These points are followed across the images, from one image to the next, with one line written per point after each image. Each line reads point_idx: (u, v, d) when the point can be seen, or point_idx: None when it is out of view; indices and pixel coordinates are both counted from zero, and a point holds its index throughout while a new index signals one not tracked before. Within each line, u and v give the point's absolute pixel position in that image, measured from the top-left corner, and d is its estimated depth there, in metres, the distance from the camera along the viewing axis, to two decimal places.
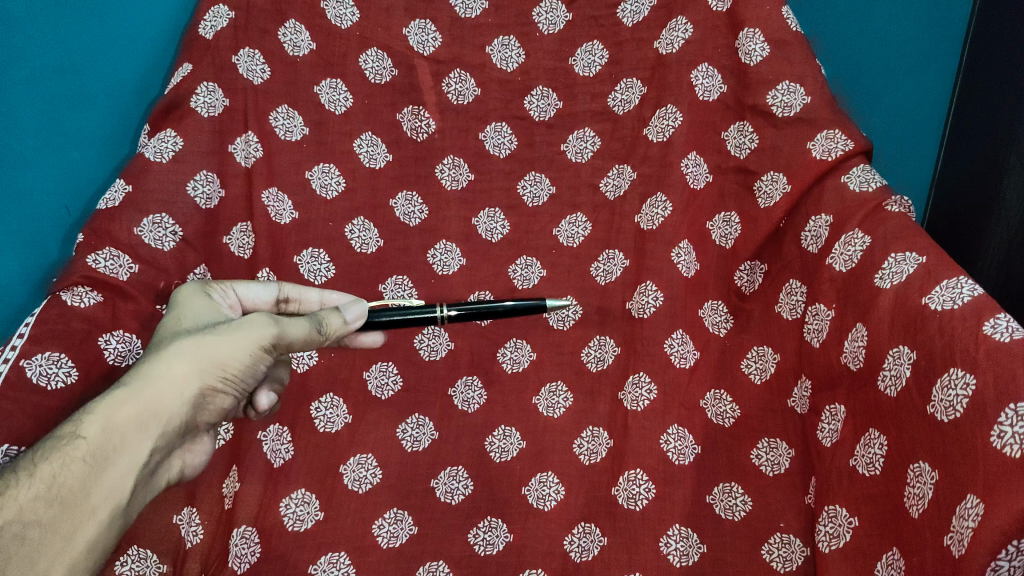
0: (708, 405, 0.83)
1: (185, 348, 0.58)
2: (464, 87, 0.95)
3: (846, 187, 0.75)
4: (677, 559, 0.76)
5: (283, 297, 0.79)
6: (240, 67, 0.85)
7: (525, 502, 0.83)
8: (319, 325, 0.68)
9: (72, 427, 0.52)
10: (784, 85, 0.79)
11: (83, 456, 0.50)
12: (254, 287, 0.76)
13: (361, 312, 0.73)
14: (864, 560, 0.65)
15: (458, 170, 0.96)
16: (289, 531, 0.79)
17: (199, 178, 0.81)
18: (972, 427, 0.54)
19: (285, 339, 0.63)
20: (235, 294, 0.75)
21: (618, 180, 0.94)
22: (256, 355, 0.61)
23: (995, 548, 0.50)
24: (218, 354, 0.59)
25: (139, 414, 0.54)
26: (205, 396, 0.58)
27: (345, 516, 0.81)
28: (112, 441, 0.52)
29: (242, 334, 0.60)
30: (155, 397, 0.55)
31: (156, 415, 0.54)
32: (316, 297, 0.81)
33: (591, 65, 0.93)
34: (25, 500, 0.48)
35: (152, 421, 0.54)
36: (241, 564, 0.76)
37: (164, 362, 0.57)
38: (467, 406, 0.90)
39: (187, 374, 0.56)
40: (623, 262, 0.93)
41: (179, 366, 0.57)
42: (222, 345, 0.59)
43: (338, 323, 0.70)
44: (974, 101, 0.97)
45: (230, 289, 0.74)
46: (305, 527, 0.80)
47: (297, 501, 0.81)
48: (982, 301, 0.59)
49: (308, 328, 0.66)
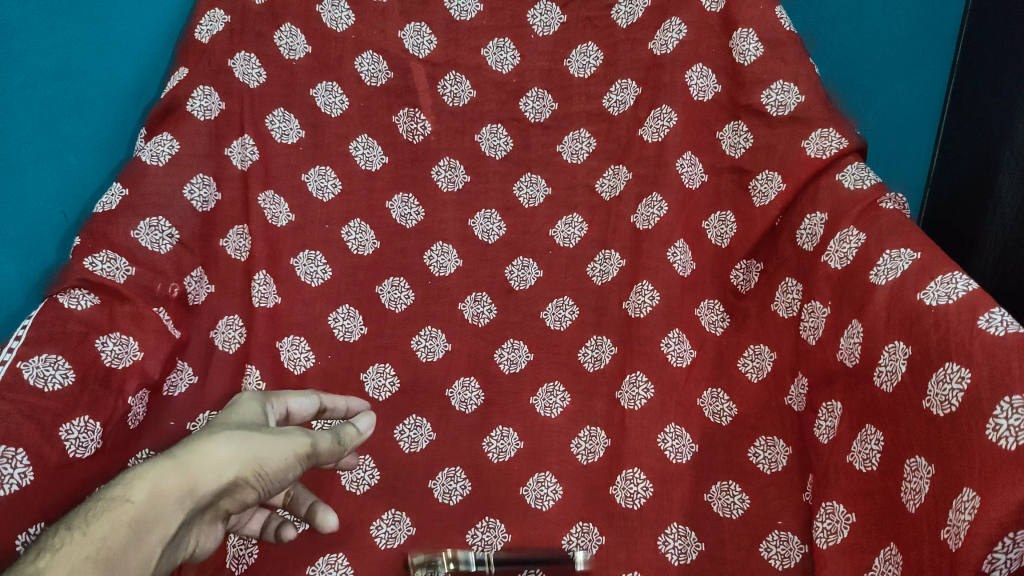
0: (703, 403, 0.84)
1: (235, 437, 0.57)
2: (459, 88, 0.95)
3: (841, 186, 0.76)
4: (675, 557, 0.76)
5: (323, 406, 0.75)
6: (236, 71, 0.85)
7: (522, 503, 0.83)
8: (341, 438, 0.65)
9: (123, 490, 0.51)
10: (778, 84, 0.80)
11: (129, 521, 0.50)
12: (300, 397, 0.71)
13: (370, 424, 0.71)
14: (863, 556, 0.66)
15: (454, 172, 0.96)
16: (286, 533, 0.79)
17: (196, 181, 0.81)
18: (968, 420, 0.55)
19: (316, 452, 0.62)
20: (284, 407, 0.70)
21: (614, 180, 0.93)
22: (292, 463, 0.59)
23: (992, 540, 0.50)
24: (262, 450, 0.57)
25: (181, 492, 0.52)
26: (241, 488, 0.56)
27: (349, 517, 0.81)
28: (154, 513, 0.51)
29: (286, 439, 0.59)
30: (198, 476, 0.53)
31: (195, 493, 0.53)
32: (344, 403, 0.78)
33: (586, 66, 0.93)
34: (73, 559, 0.47)
35: (190, 498, 0.53)
36: (240, 564, 0.76)
37: (214, 443, 0.55)
38: (464, 408, 0.90)
39: (232, 459, 0.55)
40: (618, 262, 0.92)
41: (225, 452, 0.55)
42: (266, 443, 0.57)
43: (354, 436, 0.67)
44: (968, 98, 0.98)
45: (282, 404, 0.70)
46: (302, 529, 0.79)
47: None
48: (976, 297, 0.59)
49: (332, 442, 0.64)
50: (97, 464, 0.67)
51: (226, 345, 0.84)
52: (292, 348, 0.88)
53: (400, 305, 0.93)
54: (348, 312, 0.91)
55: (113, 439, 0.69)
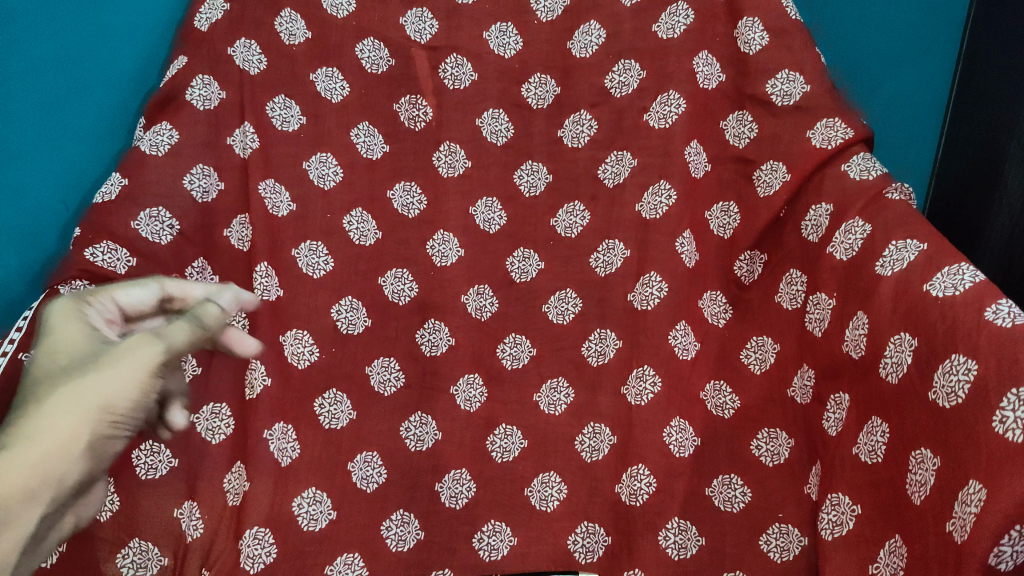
0: (707, 397, 0.84)
1: (70, 391, 0.52)
2: (461, 72, 0.92)
3: (847, 176, 0.76)
4: (674, 552, 0.76)
5: (167, 294, 0.65)
6: (236, 59, 0.84)
7: (527, 505, 0.83)
8: (200, 321, 0.56)
9: None
10: (783, 74, 0.81)
11: None
12: (132, 288, 0.63)
13: (241, 295, 0.62)
14: (867, 548, 0.66)
15: (454, 156, 0.94)
16: (306, 531, 0.78)
17: (196, 172, 0.81)
18: (973, 412, 0.54)
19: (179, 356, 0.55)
20: (114, 302, 0.63)
21: (617, 167, 0.90)
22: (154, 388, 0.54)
23: (999, 532, 0.49)
24: (104, 394, 0.52)
25: (23, 482, 0.49)
26: (100, 440, 0.53)
27: (358, 513, 0.81)
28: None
29: (129, 364, 0.53)
30: (42, 458, 0.50)
31: (44, 478, 0.50)
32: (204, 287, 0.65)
33: (588, 47, 0.91)
34: None
35: (39, 484, 0.50)
36: (255, 565, 0.75)
37: (48, 414, 0.51)
38: (469, 405, 0.89)
39: (75, 425, 0.51)
40: (624, 252, 0.89)
41: (63, 420, 0.51)
42: (108, 383, 0.52)
43: (216, 310, 0.57)
44: (974, 87, 0.97)
45: (107, 299, 0.62)
46: (319, 526, 0.79)
47: (309, 501, 0.80)
48: (984, 288, 0.59)
49: (192, 326, 0.56)
50: None
51: None
52: (295, 341, 0.86)
53: (404, 299, 0.92)
54: (350, 304, 0.89)
55: None
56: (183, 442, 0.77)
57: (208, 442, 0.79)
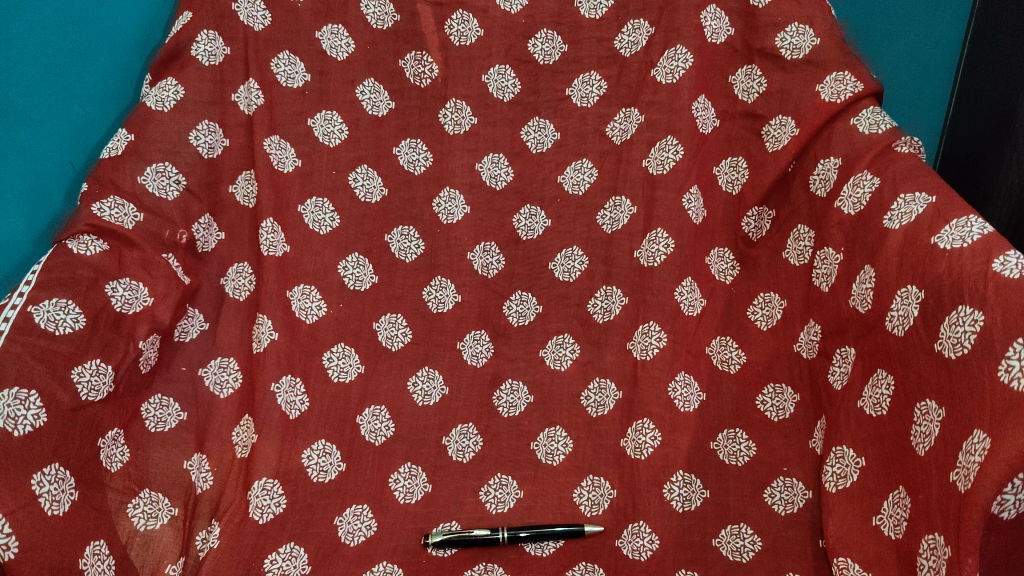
0: (713, 351, 0.84)
1: None
2: (467, 28, 0.88)
3: (855, 131, 0.76)
4: (679, 504, 0.77)
5: None
6: (241, 15, 0.82)
7: (533, 458, 0.84)
8: None
9: None
10: (793, 27, 0.80)
11: None
12: None
13: None
14: (871, 500, 0.66)
15: (460, 114, 0.91)
16: (314, 481, 0.81)
17: (202, 127, 0.81)
18: (979, 362, 0.54)
19: None
20: None
21: (625, 124, 0.89)
22: None
23: (1001, 481, 0.49)
24: None
25: None
26: None
27: (367, 467, 0.82)
28: None
29: None
30: None
31: None
32: None
33: (597, 7, 0.88)
34: None
35: None
36: (264, 514, 0.77)
37: None
38: (476, 361, 0.90)
39: None
40: (630, 209, 0.88)
41: None
42: None
43: None
44: (989, 42, 0.96)
45: None
46: (328, 477, 0.81)
47: (319, 452, 0.82)
48: (991, 240, 0.58)
49: None
50: (109, 406, 0.69)
51: (236, 292, 0.85)
52: (303, 297, 0.86)
53: (410, 255, 0.91)
54: (357, 261, 0.89)
55: (126, 383, 0.71)
56: (191, 395, 0.80)
57: (216, 395, 0.81)
